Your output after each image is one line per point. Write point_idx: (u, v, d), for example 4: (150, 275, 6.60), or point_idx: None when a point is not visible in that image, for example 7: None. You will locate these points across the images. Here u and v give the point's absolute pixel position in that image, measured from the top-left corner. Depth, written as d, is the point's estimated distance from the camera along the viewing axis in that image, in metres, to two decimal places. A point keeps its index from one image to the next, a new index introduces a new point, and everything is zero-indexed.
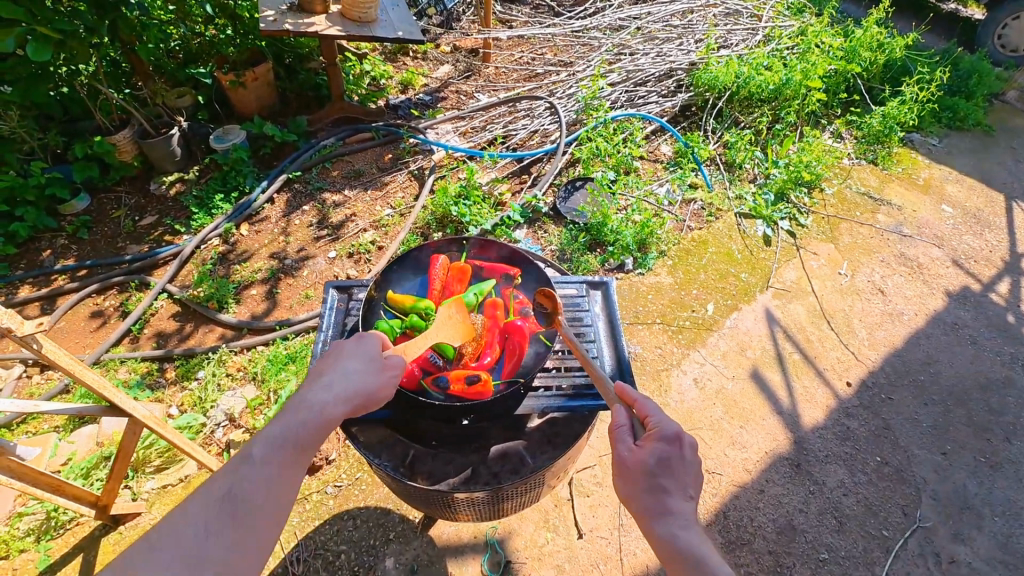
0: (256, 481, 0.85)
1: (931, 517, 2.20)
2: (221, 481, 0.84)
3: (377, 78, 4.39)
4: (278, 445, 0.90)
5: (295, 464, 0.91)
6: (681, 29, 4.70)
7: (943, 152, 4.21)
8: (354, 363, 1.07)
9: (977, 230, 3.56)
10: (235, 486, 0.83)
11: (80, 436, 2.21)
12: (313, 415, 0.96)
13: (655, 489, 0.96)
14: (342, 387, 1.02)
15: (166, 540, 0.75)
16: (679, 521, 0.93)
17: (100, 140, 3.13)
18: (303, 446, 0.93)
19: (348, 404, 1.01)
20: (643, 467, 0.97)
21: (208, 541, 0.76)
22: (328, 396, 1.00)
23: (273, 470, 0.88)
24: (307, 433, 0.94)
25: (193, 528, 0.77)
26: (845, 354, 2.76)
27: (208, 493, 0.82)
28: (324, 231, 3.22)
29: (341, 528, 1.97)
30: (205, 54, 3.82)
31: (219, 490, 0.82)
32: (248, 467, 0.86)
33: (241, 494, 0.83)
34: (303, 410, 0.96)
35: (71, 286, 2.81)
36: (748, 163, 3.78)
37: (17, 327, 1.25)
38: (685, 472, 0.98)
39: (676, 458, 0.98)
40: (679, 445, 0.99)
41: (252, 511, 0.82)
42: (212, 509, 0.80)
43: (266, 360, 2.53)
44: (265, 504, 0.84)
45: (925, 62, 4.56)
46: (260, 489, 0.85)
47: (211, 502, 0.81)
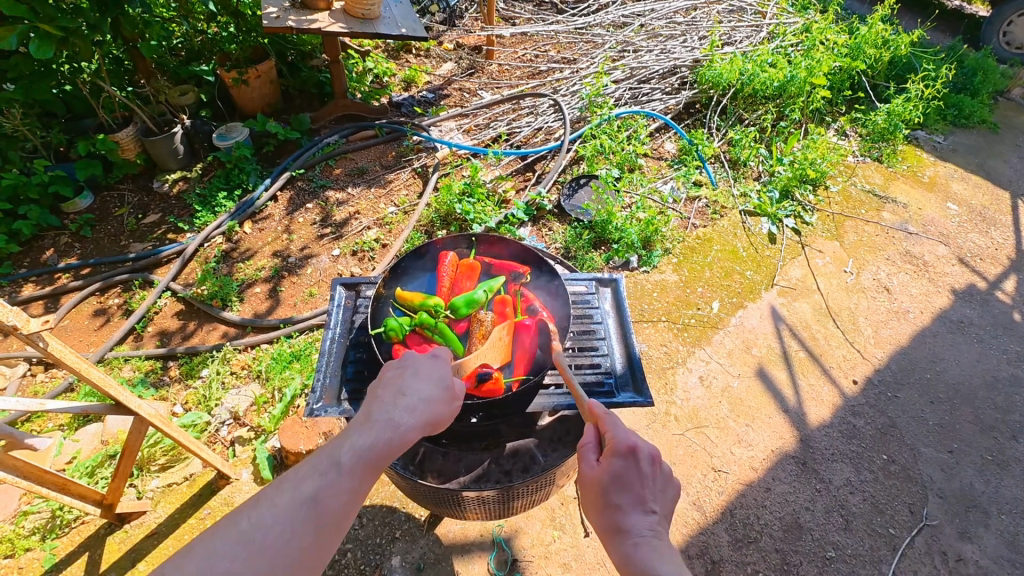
0: (333, 496, 0.80)
1: (938, 515, 2.19)
2: (304, 487, 0.79)
3: (380, 75, 4.38)
4: (360, 460, 0.85)
5: (371, 483, 0.86)
6: (684, 26, 4.69)
7: (949, 149, 4.19)
8: (438, 384, 1.00)
9: (982, 228, 3.55)
10: (315, 496, 0.79)
11: (85, 434, 2.21)
12: (396, 436, 0.89)
13: (610, 506, 0.92)
14: (425, 411, 0.95)
15: (244, 540, 0.72)
16: (634, 538, 0.88)
17: (102, 138, 3.12)
18: (380, 466, 0.87)
19: (425, 428, 0.95)
20: (599, 483, 0.94)
21: (279, 552, 0.73)
22: (411, 418, 0.93)
23: (350, 487, 0.82)
24: (388, 454, 0.88)
25: (269, 534, 0.74)
26: (851, 352, 2.75)
27: (290, 494, 0.78)
28: (327, 229, 3.22)
29: (347, 526, 1.97)
30: (208, 51, 3.81)
31: (300, 497, 0.78)
32: (331, 477, 0.81)
33: (319, 506, 0.78)
34: (386, 426, 0.90)
35: (74, 284, 2.80)
36: (752, 160, 3.77)
37: (23, 324, 1.24)
38: (644, 485, 0.94)
39: (632, 472, 0.94)
40: (636, 458, 0.95)
41: (324, 526, 0.78)
42: (289, 517, 0.76)
43: (270, 359, 2.53)
44: (336, 520, 0.79)
45: (930, 59, 4.54)
46: (336, 505, 0.80)
47: (291, 508, 0.77)
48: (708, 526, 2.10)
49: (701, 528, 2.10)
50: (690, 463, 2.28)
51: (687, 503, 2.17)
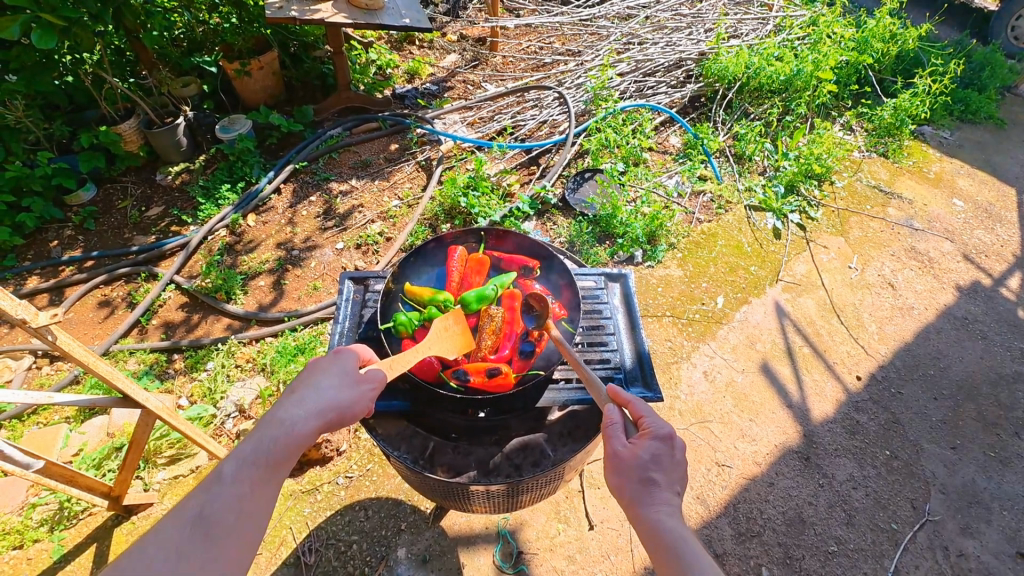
0: (223, 506, 0.83)
1: (940, 511, 2.20)
2: (189, 508, 0.81)
3: (383, 67, 4.34)
4: (249, 466, 0.88)
5: (267, 485, 0.89)
6: (690, 18, 4.64)
7: (955, 145, 4.18)
8: (329, 378, 1.05)
9: (988, 225, 3.54)
10: (204, 510, 0.82)
11: (91, 426, 2.22)
12: (284, 434, 0.94)
13: (643, 481, 0.96)
14: (315, 404, 1.00)
15: (124, 573, 0.72)
16: (660, 514, 0.93)
17: (105, 130, 3.11)
18: (274, 465, 0.91)
19: (320, 419, 0.99)
20: (636, 460, 0.98)
21: (175, 574, 0.74)
22: (299, 413, 0.97)
23: (243, 494, 0.86)
24: (279, 452, 0.92)
25: (158, 558, 0.75)
26: (856, 348, 2.75)
27: (176, 519, 0.80)
28: (331, 222, 3.21)
29: (353, 518, 1.98)
30: (210, 42, 3.79)
31: (184, 519, 0.80)
32: (217, 490, 0.84)
33: (208, 520, 0.81)
34: (275, 427, 0.94)
35: (78, 277, 2.80)
36: (758, 155, 3.76)
37: (31, 318, 1.24)
38: (675, 469, 0.99)
39: (666, 457, 0.99)
40: (670, 443, 1.01)
41: (219, 535, 0.80)
42: (175, 537, 0.77)
43: (275, 352, 2.53)
44: (232, 529, 0.82)
45: (937, 54, 4.53)
46: (228, 516, 0.82)
47: (179, 529, 0.78)
48: (712, 520, 2.11)
49: (704, 522, 2.11)
50: (694, 457, 2.29)
51: (691, 497, 2.18)
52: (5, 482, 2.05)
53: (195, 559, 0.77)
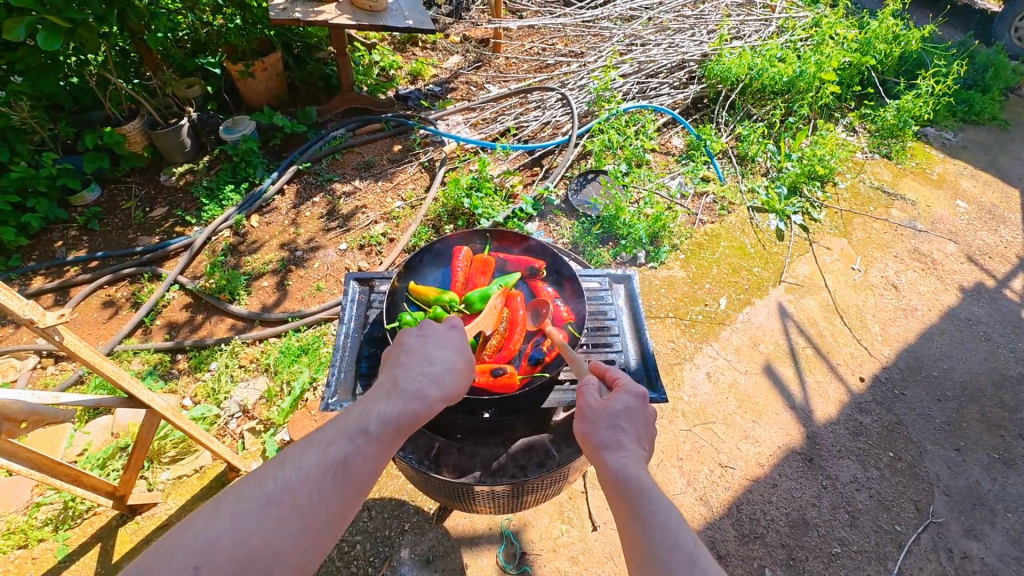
0: (363, 459, 0.88)
1: (944, 513, 2.19)
2: (335, 450, 0.87)
3: (386, 68, 4.36)
4: (387, 427, 0.92)
5: (394, 450, 0.93)
6: (693, 19, 4.65)
7: (958, 146, 4.17)
8: (458, 360, 1.07)
9: (991, 226, 3.53)
10: (349, 457, 0.87)
11: (95, 426, 2.23)
12: (419, 407, 0.96)
13: (614, 426, 1.00)
14: (446, 385, 1.02)
15: (278, 499, 0.79)
16: (621, 458, 0.94)
17: (110, 132, 3.12)
18: (405, 433, 0.95)
19: (447, 401, 1.02)
20: (607, 408, 1.02)
21: (317, 512, 0.81)
22: (433, 390, 0.99)
23: (378, 452, 0.90)
24: (412, 422, 0.95)
25: (304, 492, 0.81)
26: (859, 350, 2.75)
27: (323, 458, 0.85)
28: (334, 223, 3.22)
29: (356, 519, 1.98)
30: (214, 43, 3.81)
31: (331, 463, 0.85)
32: (362, 442, 0.89)
33: (350, 469, 0.86)
34: (413, 397, 0.97)
35: (82, 278, 2.81)
36: (760, 156, 3.76)
37: (39, 319, 1.25)
38: (642, 426, 1.03)
39: (637, 409, 1.04)
40: (641, 401, 1.05)
41: (353, 484, 0.86)
42: (321, 478, 0.83)
43: (279, 352, 2.54)
44: (363, 486, 0.87)
45: (941, 55, 4.52)
46: (365, 471, 0.87)
47: (327, 470, 0.84)
48: (715, 521, 2.11)
49: (707, 523, 2.11)
50: (696, 458, 2.29)
51: (694, 498, 2.17)
52: (11, 482, 2.06)
53: (332, 502, 0.83)
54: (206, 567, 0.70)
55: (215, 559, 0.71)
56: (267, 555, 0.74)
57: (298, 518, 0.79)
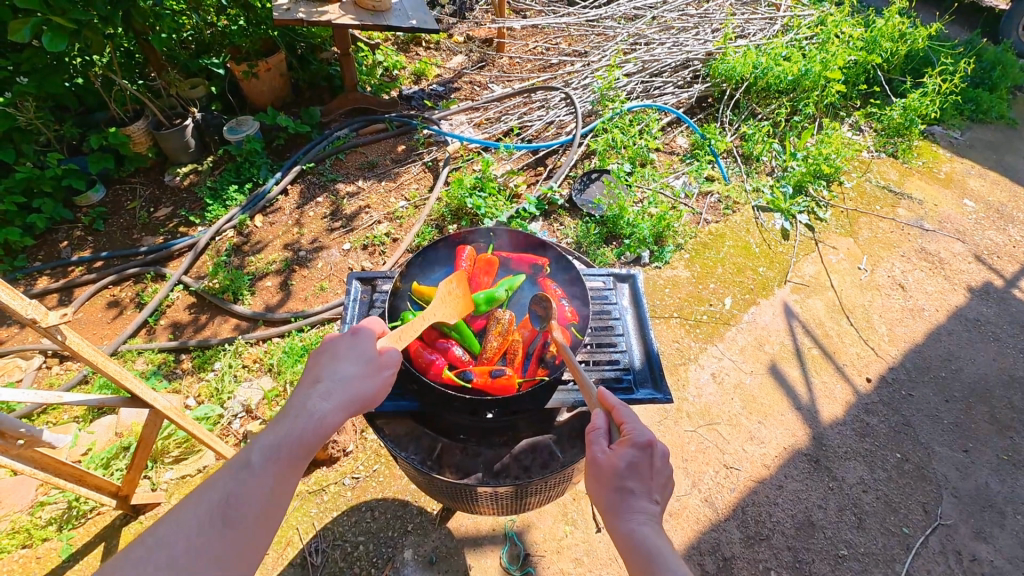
0: (246, 495, 0.83)
1: (953, 514, 2.17)
2: (213, 494, 0.82)
3: (390, 69, 4.35)
4: (273, 455, 0.88)
5: (290, 474, 0.89)
6: (697, 18, 4.63)
7: (965, 145, 4.14)
8: (351, 368, 1.03)
9: (1000, 225, 3.50)
10: (230, 496, 0.82)
11: (100, 426, 2.23)
12: (308, 426, 0.93)
13: (621, 489, 0.94)
14: (340, 395, 0.98)
15: (153, 552, 0.74)
16: (641, 524, 0.91)
17: (115, 132, 3.13)
18: (298, 457, 0.91)
19: (345, 411, 0.98)
20: (612, 468, 0.95)
21: (202, 557, 0.76)
22: (325, 405, 0.96)
23: (267, 483, 0.86)
24: (302, 445, 0.91)
25: (183, 542, 0.76)
26: (865, 350, 2.73)
27: (199, 505, 0.81)
28: (338, 223, 3.22)
29: (359, 519, 1.98)
30: (218, 44, 3.80)
31: (208, 506, 0.81)
32: (243, 478, 0.85)
33: (234, 506, 0.82)
34: (300, 418, 0.93)
35: (87, 278, 2.82)
36: (765, 155, 3.74)
37: (41, 318, 1.24)
38: (653, 477, 0.96)
39: (645, 464, 0.96)
40: (649, 452, 0.97)
41: (244, 520, 0.82)
42: (198, 525, 0.78)
43: (282, 352, 2.54)
44: (254, 518, 0.83)
45: (947, 53, 4.50)
46: (251, 505, 0.83)
47: (204, 516, 0.79)
48: (720, 523, 2.09)
49: (712, 524, 2.09)
50: (701, 459, 2.27)
51: (699, 499, 2.15)
52: (14, 481, 2.07)
53: (215, 546, 0.78)
54: None
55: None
56: None
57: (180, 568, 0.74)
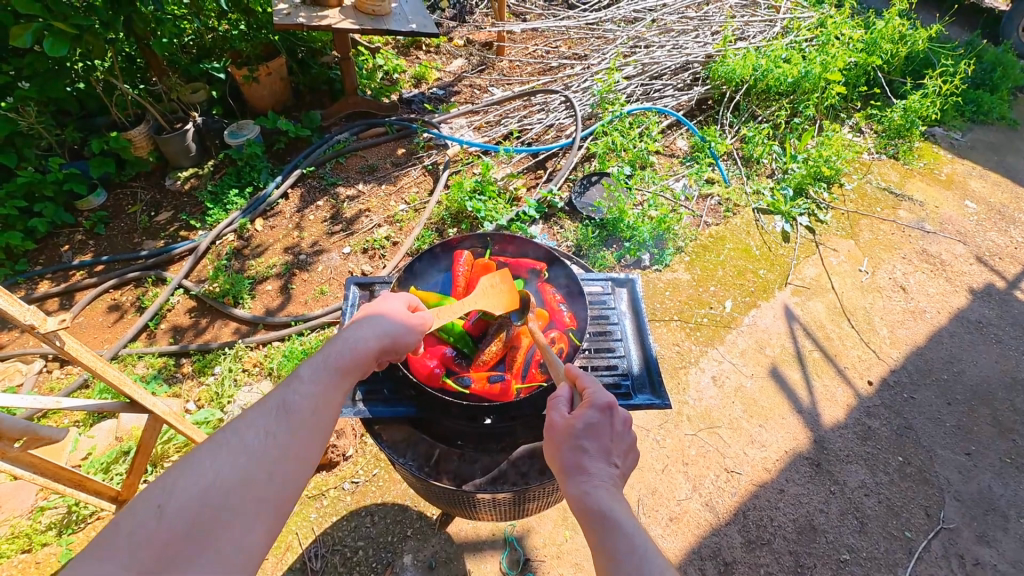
0: (302, 397, 0.87)
1: (956, 519, 2.16)
2: (271, 398, 0.85)
3: (390, 72, 4.35)
4: (323, 369, 0.93)
5: (341, 384, 0.93)
6: (697, 21, 4.64)
7: (966, 146, 4.13)
8: (382, 311, 1.11)
9: (1001, 227, 3.49)
10: (288, 398, 0.86)
11: (100, 430, 2.24)
12: (350, 348, 0.99)
13: (576, 449, 0.92)
14: (374, 328, 1.06)
15: (224, 440, 0.76)
16: (593, 483, 0.88)
17: (116, 137, 3.14)
18: (344, 372, 0.95)
19: (379, 342, 1.05)
20: (568, 429, 0.94)
21: (270, 444, 0.79)
22: (363, 333, 1.03)
23: (319, 390, 0.90)
24: (346, 362, 0.97)
25: (251, 432, 0.79)
26: (867, 353, 2.72)
27: (260, 406, 0.84)
28: (338, 226, 3.22)
29: (358, 524, 1.97)
30: (219, 48, 3.80)
31: (269, 406, 0.84)
32: (297, 385, 0.88)
33: (294, 406, 0.85)
34: (341, 343, 0.99)
35: (88, 282, 2.82)
36: (766, 157, 3.73)
37: (39, 324, 1.25)
38: (612, 439, 0.95)
39: (603, 426, 0.95)
40: (609, 415, 0.97)
41: (304, 417, 0.85)
42: (262, 419, 0.81)
43: (282, 356, 2.54)
44: (312, 415, 0.85)
45: (948, 54, 4.50)
46: (308, 405, 0.86)
47: (267, 413, 0.82)
48: (721, 527, 2.08)
49: (713, 529, 2.08)
50: (702, 463, 2.26)
51: (700, 504, 2.15)
52: (14, 486, 2.07)
53: (280, 436, 0.80)
54: (162, 510, 0.66)
55: (174, 502, 0.68)
56: (228, 487, 0.72)
57: (251, 453, 0.76)
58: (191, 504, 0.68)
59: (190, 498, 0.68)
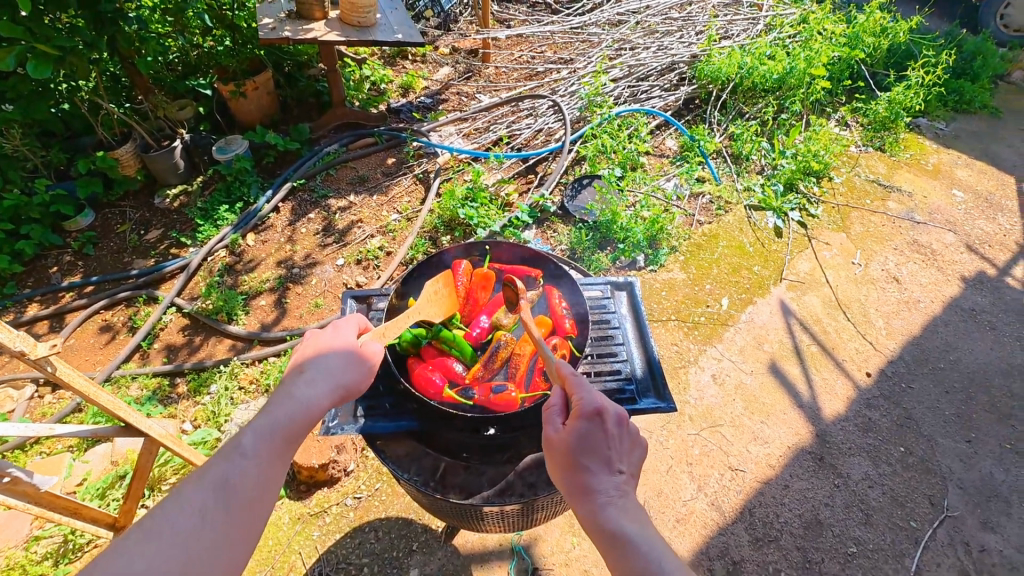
0: (245, 474, 0.84)
1: (959, 506, 2.17)
2: (213, 472, 0.82)
3: (377, 82, 4.32)
4: (267, 436, 0.90)
5: (286, 453, 0.91)
6: (681, 21, 4.68)
7: (950, 136, 4.18)
8: (336, 357, 1.06)
9: (989, 214, 3.53)
10: (228, 475, 0.83)
11: (94, 455, 2.21)
12: (300, 409, 0.95)
13: (578, 468, 0.91)
14: (328, 380, 1.02)
15: (157, 529, 0.73)
16: (602, 499, 0.87)
17: (102, 156, 3.12)
18: (291, 438, 0.92)
19: (333, 397, 1.01)
20: (565, 446, 0.93)
21: (206, 532, 0.76)
22: (314, 390, 0.99)
23: (264, 463, 0.87)
24: (295, 426, 0.93)
25: (187, 518, 0.76)
26: (864, 345, 2.73)
27: (199, 482, 0.80)
28: (331, 238, 3.20)
29: (363, 541, 1.95)
30: (205, 65, 3.78)
31: (208, 484, 0.80)
32: (241, 458, 0.85)
33: (233, 484, 0.82)
34: (291, 402, 0.95)
35: (77, 303, 2.79)
36: (755, 154, 3.75)
37: (30, 349, 1.23)
38: (609, 445, 0.93)
39: (598, 434, 0.93)
40: (601, 420, 0.94)
41: (245, 498, 0.82)
42: (201, 501, 0.78)
43: (279, 372, 2.52)
44: (254, 496, 0.83)
45: (929, 45, 4.56)
46: (250, 483, 0.84)
47: (207, 493, 0.79)
48: (728, 526, 2.07)
49: (720, 528, 2.07)
50: (707, 462, 2.26)
51: (706, 504, 2.14)
52: (8, 515, 2.03)
53: (217, 522, 0.78)
54: None
55: None
56: None
57: (186, 542, 0.74)
58: None
59: None
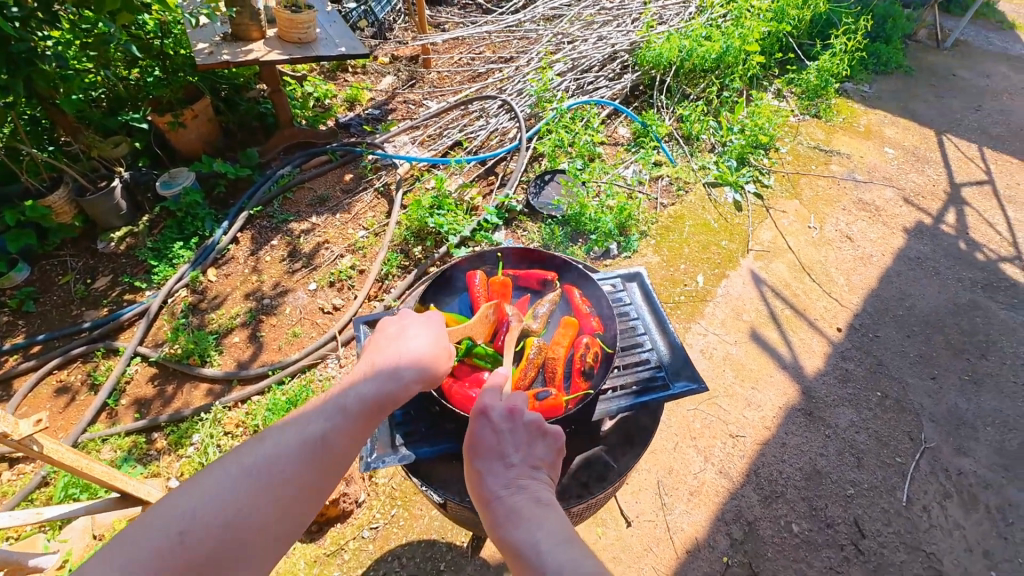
0: (339, 436, 0.88)
1: (935, 437, 2.34)
2: (310, 427, 0.87)
3: (322, 98, 4.20)
4: (362, 405, 0.93)
5: (374, 424, 0.94)
6: (615, 11, 4.78)
7: (875, 97, 4.46)
8: (426, 343, 1.07)
9: (919, 167, 3.80)
10: (323, 433, 0.87)
11: (72, 532, 2.06)
12: (392, 385, 0.97)
13: (475, 475, 0.92)
14: (421, 364, 1.03)
15: (253, 468, 0.80)
16: (498, 497, 0.88)
17: (31, 206, 2.89)
18: (380, 412, 0.95)
19: (422, 381, 1.02)
20: (466, 454, 0.95)
21: (292, 481, 0.82)
22: (408, 370, 1.00)
23: (354, 430, 0.91)
24: (386, 401, 0.95)
25: (279, 464, 0.82)
26: (831, 302, 2.89)
27: (295, 432, 0.86)
28: (298, 263, 3.11)
29: (388, 569, 1.92)
30: (135, 97, 3.50)
31: (304, 437, 0.86)
32: (336, 420, 0.89)
33: (326, 443, 0.87)
34: (387, 377, 0.97)
35: (26, 366, 2.60)
36: (704, 133, 3.89)
37: (12, 430, 1.28)
38: (502, 443, 0.95)
39: (488, 434, 0.96)
40: (489, 420, 0.97)
41: (332, 458, 0.86)
42: (295, 452, 0.84)
43: (266, 411, 2.43)
44: (340, 458, 0.87)
45: (846, 13, 4.83)
46: (339, 446, 0.88)
47: (300, 446, 0.85)
48: (737, 490, 2.16)
49: (730, 493, 2.15)
50: (708, 434, 2.34)
51: (715, 473, 2.21)
52: None
53: (304, 475, 0.83)
54: (183, 537, 0.71)
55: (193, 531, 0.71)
56: (244, 522, 0.76)
57: (274, 488, 0.80)
58: (207, 539, 0.72)
59: (207, 530, 0.72)
